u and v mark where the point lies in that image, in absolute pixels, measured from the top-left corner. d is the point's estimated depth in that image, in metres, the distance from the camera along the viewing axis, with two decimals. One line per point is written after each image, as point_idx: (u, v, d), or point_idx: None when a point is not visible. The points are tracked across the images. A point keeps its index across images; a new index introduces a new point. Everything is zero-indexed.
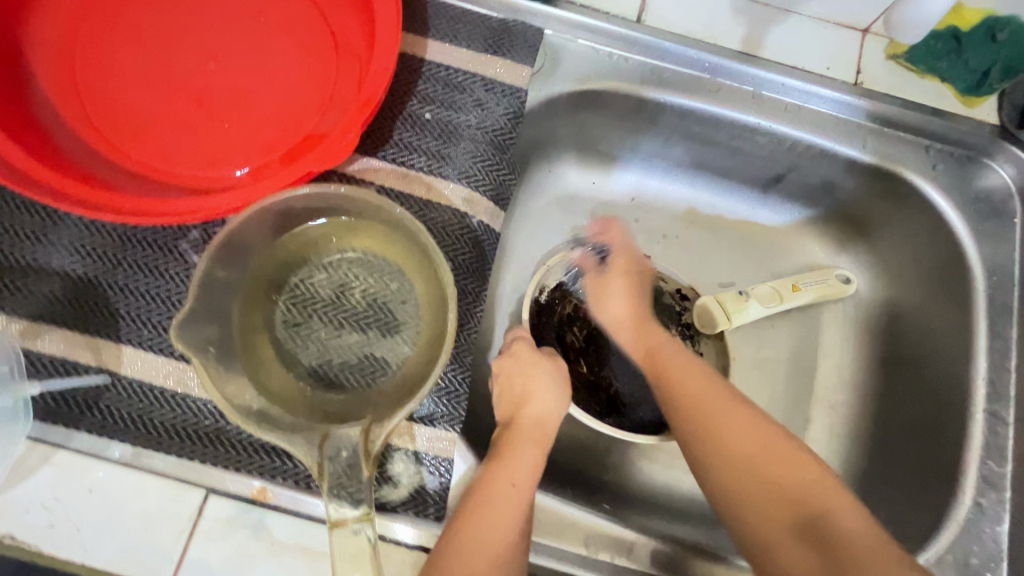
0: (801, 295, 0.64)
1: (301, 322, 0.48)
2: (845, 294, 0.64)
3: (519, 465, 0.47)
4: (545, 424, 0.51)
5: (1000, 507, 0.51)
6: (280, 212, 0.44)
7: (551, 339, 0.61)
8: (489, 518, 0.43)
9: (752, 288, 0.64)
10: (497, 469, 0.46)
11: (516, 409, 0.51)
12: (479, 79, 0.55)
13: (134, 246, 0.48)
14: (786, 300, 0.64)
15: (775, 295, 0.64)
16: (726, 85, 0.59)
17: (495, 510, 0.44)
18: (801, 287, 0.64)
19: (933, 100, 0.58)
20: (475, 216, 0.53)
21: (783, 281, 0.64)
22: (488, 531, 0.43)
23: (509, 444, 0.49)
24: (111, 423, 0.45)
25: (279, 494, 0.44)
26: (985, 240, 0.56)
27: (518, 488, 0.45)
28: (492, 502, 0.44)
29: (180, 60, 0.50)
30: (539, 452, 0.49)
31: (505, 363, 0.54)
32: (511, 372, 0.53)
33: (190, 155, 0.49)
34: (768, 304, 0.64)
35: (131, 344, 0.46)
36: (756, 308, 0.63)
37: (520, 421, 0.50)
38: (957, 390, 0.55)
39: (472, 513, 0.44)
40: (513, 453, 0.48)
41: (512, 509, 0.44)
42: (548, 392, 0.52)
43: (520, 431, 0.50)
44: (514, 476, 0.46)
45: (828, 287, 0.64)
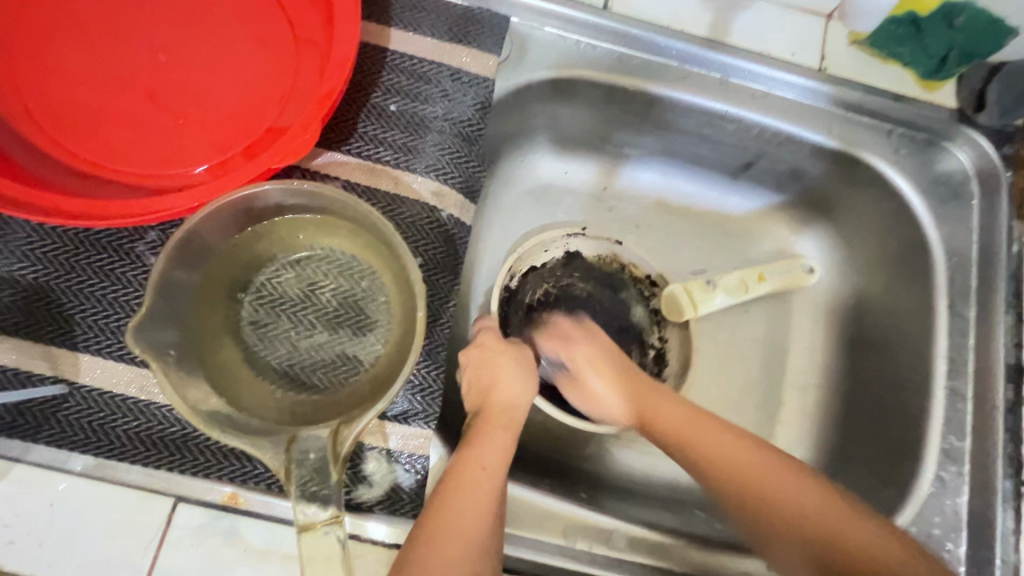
0: (765, 285, 0.66)
1: (268, 323, 0.47)
2: (805, 285, 0.66)
3: (487, 449, 0.46)
4: (516, 409, 0.51)
5: (960, 479, 0.53)
6: (241, 211, 0.43)
7: (517, 323, 0.63)
8: (464, 503, 0.42)
9: (719, 279, 0.65)
10: (467, 456, 0.46)
11: (484, 397, 0.51)
12: (446, 70, 0.54)
13: (87, 249, 0.46)
14: (752, 291, 0.65)
15: (742, 286, 0.65)
16: (694, 73, 0.59)
17: (468, 495, 0.43)
18: (767, 277, 0.66)
19: (894, 84, 0.59)
20: (445, 210, 0.52)
21: (749, 271, 0.66)
22: (466, 516, 0.42)
23: (478, 432, 0.48)
24: (70, 434, 0.43)
25: (251, 499, 0.43)
26: (943, 222, 0.58)
27: (490, 472, 0.45)
28: (465, 488, 0.43)
29: (127, 54, 0.48)
30: (509, 437, 0.48)
31: (472, 351, 0.54)
32: (479, 362, 0.53)
33: (142, 153, 0.47)
34: (735, 295, 0.65)
35: (89, 352, 0.44)
36: (722, 299, 0.65)
37: (489, 410, 0.50)
38: (920, 369, 0.57)
39: (445, 499, 0.42)
40: (481, 440, 0.47)
41: (486, 493, 0.43)
42: (515, 378, 0.52)
43: (490, 418, 0.50)
44: (485, 460, 0.45)
45: (790, 277, 0.65)
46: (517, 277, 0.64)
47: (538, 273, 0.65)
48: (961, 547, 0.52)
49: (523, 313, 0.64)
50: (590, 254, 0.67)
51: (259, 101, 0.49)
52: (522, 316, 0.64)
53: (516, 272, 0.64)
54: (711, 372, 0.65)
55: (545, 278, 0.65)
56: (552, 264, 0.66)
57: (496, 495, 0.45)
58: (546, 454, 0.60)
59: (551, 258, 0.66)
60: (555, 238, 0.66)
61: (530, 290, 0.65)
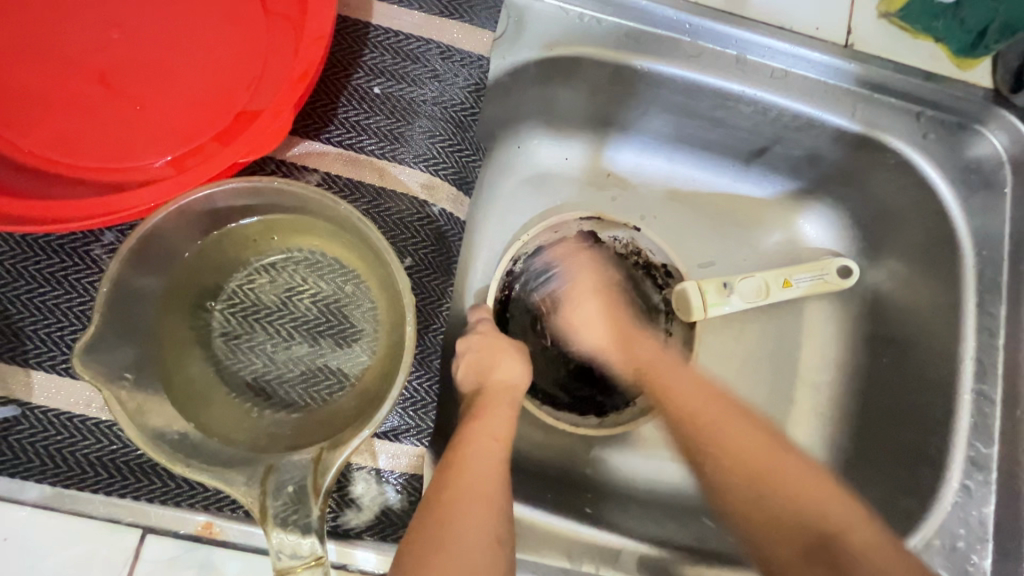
0: (789, 292, 0.61)
1: (242, 334, 0.42)
2: (843, 288, 0.61)
3: (495, 423, 0.44)
4: (518, 390, 0.49)
5: (986, 488, 0.50)
6: (207, 212, 0.38)
7: (519, 311, 0.60)
8: (478, 470, 0.40)
9: (737, 283, 0.60)
10: (474, 428, 0.44)
11: (484, 379, 0.48)
12: (435, 47, 0.49)
13: (35, 253, 0.41)
14: (771, 297, 0.61)
15: (763, 291, 0.61)
16: (708, 49, 0.53)
17: (482, 463, 0.41)
18: (793, 282, 0.61)
19: (925, 62, 0.54)
20: (437, 205, 0.47)
21: (773, 276, 0.61)
22: (482, 482, 0.40)
23: (482, 408, 0.46)
24: (24, 462, 0.39)
25: (227, 528, 0.40)
26: (975, 212, 0.53)
27: (501, 443, 0.43)
28: (477, 458, 0.41)
29: (74, 30, 0.42)
30: (513, 412, 0.46)
31: (474, 338, 0.51)
32: (480, 349, 0.50)
33: (93, 144, 0.42)
34: (752, 300, 0.61)
35: (43, 370, 0.40)
36: (736, 304, 0.60)
37: (492, 389, 0.48)
38: (945, 370, 0.53)
39: (457, 469, 0.40)
40: (487, 414, 0.45)
41: (499, 462, 0.42)
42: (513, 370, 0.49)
43: (493, 396, 0.47)
44: (494, 432, 0.44)
45: (820, 283, 0.61)
46: (522, 259, 0.60)
47: (545, 255, 0.61)
48: (987, 560, 0.49)
49: (526, 301, 0.60)
50: (604, 236, 0.62)
51: (224, 82, 0.43)
52: (524, 300, 0.60)
53: (521, 256, 0.60)
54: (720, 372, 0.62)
55: (554, 260, 0.61)
56: (561, 246, 0.61)
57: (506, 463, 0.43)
58: (548, 463, 0.57)
59: (561, 240, 0.61)
60: (565, 221, 0.60)
61: (537, 273, 0.61)
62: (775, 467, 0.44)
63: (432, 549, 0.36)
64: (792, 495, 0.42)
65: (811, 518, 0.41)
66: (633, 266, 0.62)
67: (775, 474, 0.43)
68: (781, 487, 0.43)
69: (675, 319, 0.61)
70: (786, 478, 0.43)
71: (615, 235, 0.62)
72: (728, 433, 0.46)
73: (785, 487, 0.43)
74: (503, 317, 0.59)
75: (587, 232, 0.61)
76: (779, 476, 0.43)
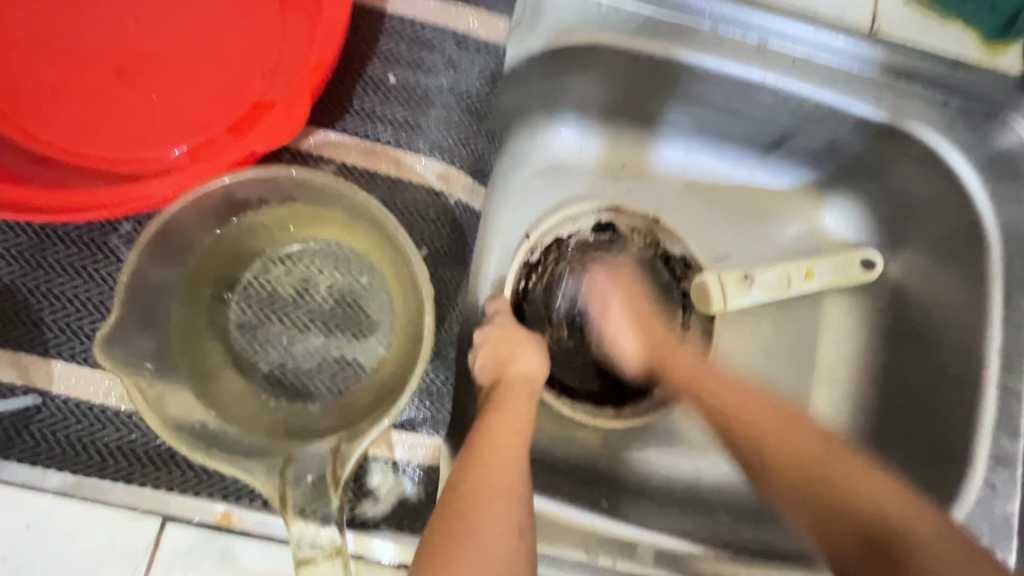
0: (811, 284, 0.60)
1: (258, 325, 0.42)
2: (864, 282, 0.61)
3: (512, 414, 0.44)
4: (535, 381, 0.48)
5: (1012, 485, 0.49)
6: (223, 202, 0.38)
7: (536, 302, 0.60)
8: (498, 458, 0.40)
9: (758, 275, 0.60)
10: (493, 418, 0.44)
11: (502, 370, 0.48)
12: (451, 35, 0.48)
13: (55, 243, 0.41)
14: (793, 289, 0.60)
15: (784, 283, 0.60)
16: (728, 37, 0.52)
17: (502, 451, 0.41)
18: (815, 274, 0.60)
19: (953, 49, 0.53)
20: (452, 195, 0.47)
21: (795, 268, 0.60)
22: (502, 469, 0.40)
23: (500, 399, 0.46)
24: (45, 449, 0.39)
25: (245, 518, 0.40)
26: (1002, 201, 0.52)
27: (520, 433, 0.43)
28: (497, 446, 0.41)
29: (90, 21, 0.42)
30: (530, 404, 0.46)
31: (493, 329, 0.51)
32: (497, 339, 0.50)
33: (109, 134, 0.42)
34: (772, 293, 0.60)
35: (62, 359, 0.40)
36: (757, 296, 0.60)
37: (509, 380, 0.47)
38: (969, 365, 0.52)
39: (477, 457, 0.40)
40: (505, 404, 0.45)
41: (518, 451, 0.42)
42: (530, 359, 0.49)
43: (510, 387, 0.47)
44: (513, 423, 0.43)
45: (844, 275, 0.60)
46: (540, 250, 0.60)
47: (563, 245, 0.61)
48: (1011, 557, 0.48)
49: (544, 292, 0.60)
50: (623, 227, 0.62)
51: (240, 71, 0.43)
52: (541, 293, 0.60)
53: (539, 246, 0.60)
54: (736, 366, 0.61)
55: (572, 250, 0.61)
56: (580, 237, 0.61)
57: (526, 453, 0.42)
58: (564, 455, 0.57)
59: (579, 231, 0.61)
60: (584, 211, 0.61)
61: (556, 264, 0.61)
62: (783, 439, 0.45)
63: (453, 534, 0.36)
64: (793, 462, 0.43)
65: (820, 478, 0.42)
66: (651, 257, 0.62)
67: (771, 436, 0.45)
68: (778, 451, 0.44)
69: (694, 312, 0.61)
70: (802, 448, 0.44)
71: (633, 225, 0.62)
72: (721, 392, 0.49)
73: (783, 463, 0.44)
74: (522, 309, 0.59)
75: (605, 222, 0.62)
76: (783, 447, 0.44)
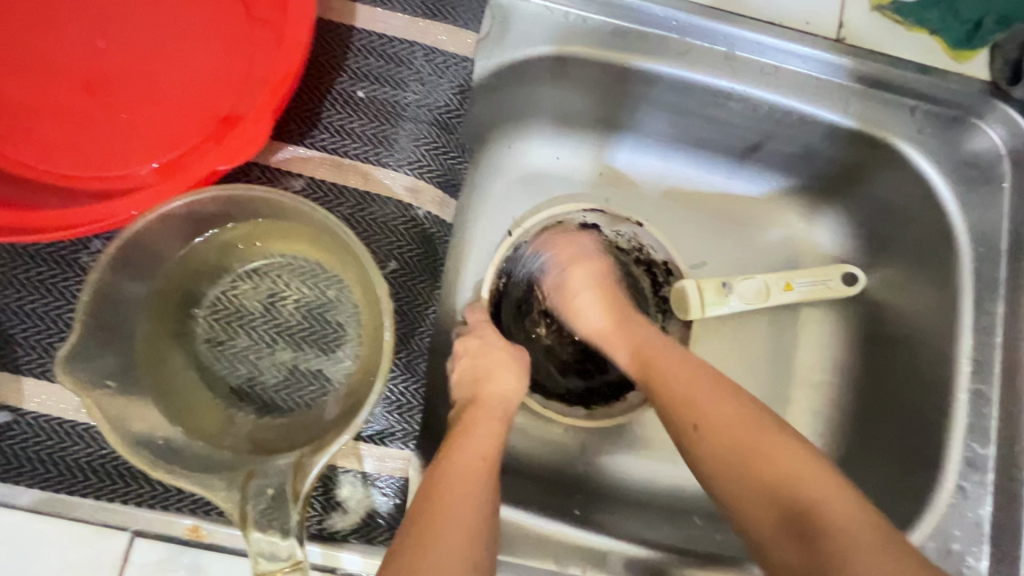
0: (789, 296, 0.60)
1: (226, 339, 0.43)
2: (847, 296, 0.60)
3: (483, 437, 0.44)
4: (510, 402, 0.49)
5: (983, 489, 0.49)
6: (188, 220, 0.39)
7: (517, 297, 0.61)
8: (460, 483, 0.40)
9: (737, 283, 0.60)
10: (462, 441, 0.44)
11: (477, 388, 0.49)
12: (419, 49, 0.49)
13: (25, 261, 0.42)
14: (772, 300, 0.60)
15: (762, 293, 0.60)
16: (696, 46, 0.53)
17: (466, 475, 0.41)
18: (794, 287, 0.60)
19: (920, 55, 0.53)
20: (422, 208, 0.47)
21: (775, 279, 0.60)
22: (462, 494, 0.40)
23: (471, 420, 0.46)
24: (13, 466, 0.39)
25: (214, 532, 0.41)
26: (972, 207, 0.52)
27: (487, 458, 0.43)
28: (462, 470, 0.41)
29: (62, 42, 0.43)
30: (502, 425, 0.47)
31: (473, 344, 0.52)
32: (477, 355, 0.51)
33: (78, 153, 0.42)
34: (751, 302, 0.60)
35: (33, 375, 0.40)
36: (736, 304, 0.60)
37: (484, 399, 0.48)
38: (940, 369, 0.52)
39: (439, 481, 0.40)
40: (476, 426, 0.45)
41: (483, 475, 0.41)
42: (509, 370, 0.51)
43: (483, 406, 0.48)
44: (481, 447, 0.44)
45: (822, 289, 0.60)
46: (524, 248, 0.61)
47: (548, 245, 0.62)
48: (984, 562, 0.48)
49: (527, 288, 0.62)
50: (608, 230, 0.63)
51: (209, 87, 0.43)
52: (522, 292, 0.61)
53: (524, 246, 0.61)
54: (715, 371, 0.61)
55: None
56: (564, 238, 0.62)
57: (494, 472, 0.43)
58: (541, 462, 0.57)
59: (564, 231, 0.62)
60: (570, 212, 0.62)
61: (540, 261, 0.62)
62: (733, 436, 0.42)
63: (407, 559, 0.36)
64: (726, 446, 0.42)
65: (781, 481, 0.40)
66: (634, 263, 0.63)
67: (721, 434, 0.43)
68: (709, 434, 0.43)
69: (672, 317, 0.62)
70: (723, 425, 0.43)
71: (618, 229, 0.63)
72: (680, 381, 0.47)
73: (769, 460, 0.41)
74: (503, 303, 0.61)
75: (590, 224, 0.63)
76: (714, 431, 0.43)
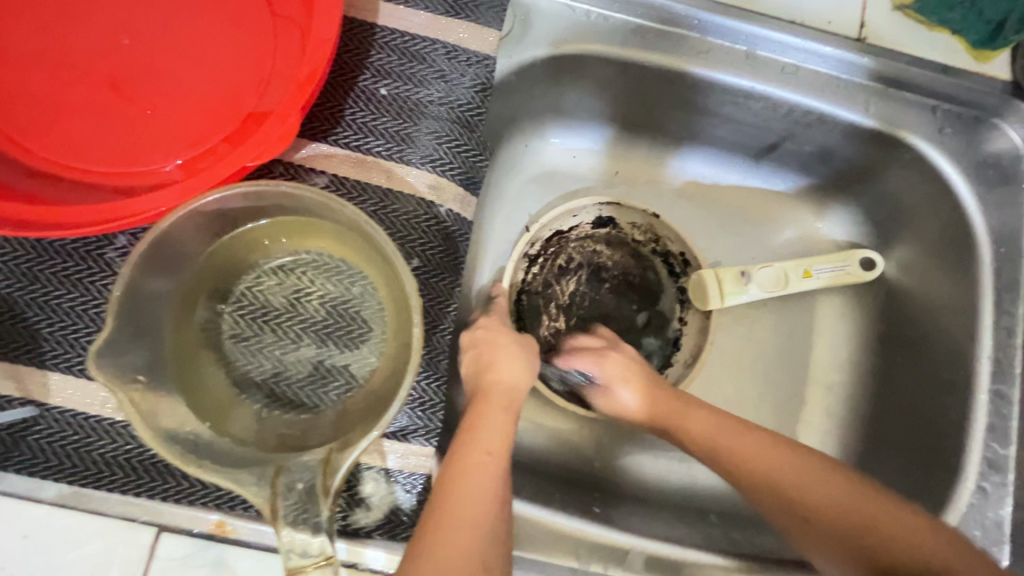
0: (809, 282, 0.60)
1: (252, 335, 0.43)
2: (863, 280, 0.60)
3: (490, 433, 0.42)
4: (517, 392, 0.46)
5: (1003, 489, 0.49)
6: (216, 215, 0.39)
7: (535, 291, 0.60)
8: (467, 493, 0.38)
9: (755, 271, 0.60)
10: (466, 440, 0.41)
11: (480, 377, 0.46)
12: (441, 47, 0.49)
13: (51, 257, 0.42)
14: (790, 287, 0.61)
15: (781, 280, 0.60)
16: (718, 46, 0.53)
17: (472, 482, 0.39)
18: (813, 273, 0.60)
19: (941, 55, 0.53)
20: (443, 205, 0.47)
21: (793, 266, 0.61)
22: (468, 504, 0.38)
23: (476, 415, 0.43)
24: (40, 461, 0.40)
25: (239, 527, 0.41)
26: (992, 207, 0.52)
27: (493, 457, 0.41)
28: (468, 481, 0.39)
29: (88, 39, 0.43)
30: (509, 417, 0.44)
31: (478, 334, 0.50)
32: (481, 345, 0.48)
33: (103, 149, 0.42)
34: (770, 289, 0.61)
35: (59, 370, 0.41)
36: (754, 292, 0.60)
37: (488, 391, 0.45)
38: (961, 370, 0.52)
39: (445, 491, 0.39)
40: (480, 422, 0.43)
41: (490, 479, 0.40)
42: (513, 359, 0.48)
43: (489, 399, 0.44)
44: (485, 445, 0.41)
45: (842, 274, 0.60)
46: (539, 243, 0.61)
47: (564, 237, 0.61)
48: (1003, 562, 0.48)
49: (543, 283, 0.60)
50: (623, 222, 0.62)
51: (233, 84, 0.43)
52: (539, 286, 0.60)
53: (538, 240, 0.61)
54: (731, 370, 0.61)
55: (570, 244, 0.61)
56: (579, 230, 0.62)
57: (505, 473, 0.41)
58: (558, 460, 0.57)
59: (579, 224, 0.62)
60: (585, 205, 0.61)
61: (556, 255, 0.61)
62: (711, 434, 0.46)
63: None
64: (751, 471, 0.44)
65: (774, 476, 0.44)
66: (650, 254, 0.62)
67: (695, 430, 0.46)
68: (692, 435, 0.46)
69: (691, 308, 0.61)
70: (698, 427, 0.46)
71: (633, 221, 0.62)
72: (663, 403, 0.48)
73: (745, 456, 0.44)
74: (518, 299, 0.60)
75: (605, 217, 0.62)
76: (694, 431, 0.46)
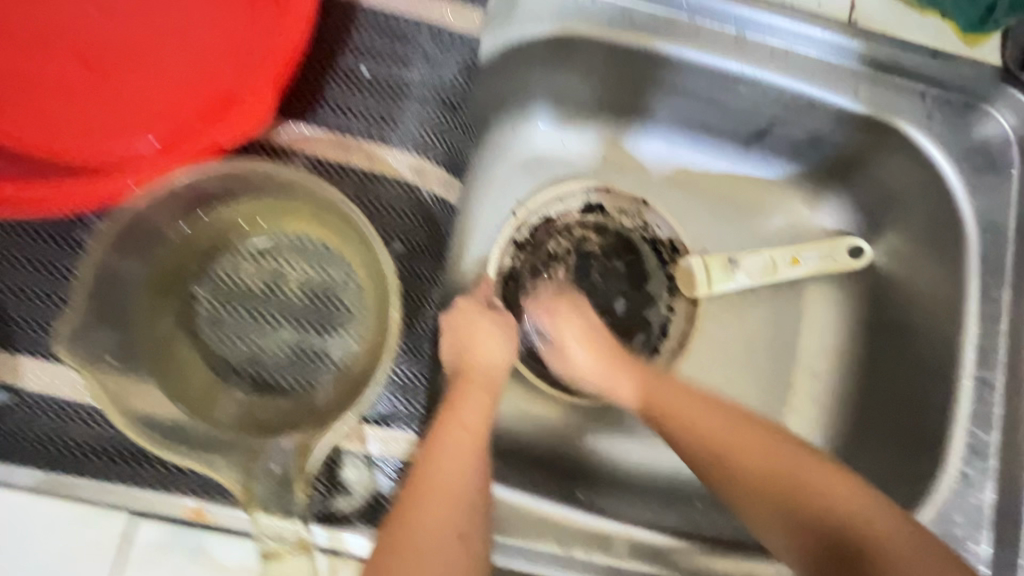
0: (796, 270, 0.61)
1: (227, 319, 0.42)
2: (852, 269, 0.61)
3: (471, 410, 0.43)
4: (497, 373, 0.47)
5: (985, 475, 0.49)
6: (189, 197, 0.38)
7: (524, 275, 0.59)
8: (445, 470, 0.38)
9: (743, 258, 0.61)
10: (446, 416, 0.42)
11: (462, 359, 0.46)
12: (424, 26, 0.48)
13: (23, 240, 0.41)
14: (778, 275, 0.61)
15: (769, 268, 0.61)
16: (706, 28, 0.52)
17: (449, 455, 0.39)
18: (801, 259, 0.61)
19: (931, 39, 0.52)
20: (427, 189, 0.46)
21: (781, 253, 0.61)
22: (444, 478, 0.38)
23: (456, 394, 0.44)
24: (13, 447, 0.39)
25: (218, 513, 0.40)
26: (980, 192, 0.52)
27: (472, 433, 0.41)
28: (448, 456, 0.39)
29: (59, 14, 0.42)
30: (488, 397, 0.44)
31: (456, 316, 0.48)
32: (458, 325, 0.47)
33: (74, 128, 0.41)
34: (758, 277, 0.61)
35: (30, 355, 0.40)
36: (742, 280, 0.61)
37: (471, 371, 0.46)
38: (947, 356, 0.52)
39: (421, 465, 0.39)
40: (462, 400, 0.43)
41: (467, 455, 0.40)
42: (496, 339, 0.48)
43: (471, 378, 0.45)
44: (465, 421, 0.42)
45: (829, 262, 0.61)
46: (527, 229, 0.60)
47: (550, 225, 0.61)
48: (984, 547, 0.48)
49: (531, 269, 0.60)
50: (611, 208, 0.62)
51: (209, 62, 0.42)
52: (527, 272, 0.60)
53: (525, 225, 0.60)
54: (719, 358, 0.61)
55: (557, 228, 0.61)
56: (567, 217, 0.61)
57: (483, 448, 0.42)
58: (543, 447, 0.57)
59: (568, 210, 0.61)
60: (573, 191, 0.61)
61: (544, 241, 0.60)
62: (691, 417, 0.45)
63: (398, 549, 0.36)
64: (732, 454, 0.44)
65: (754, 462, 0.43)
66: (640, 241, 0.62)
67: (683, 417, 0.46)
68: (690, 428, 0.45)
69: (678, 294, 0.61)
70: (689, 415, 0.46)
71: (621, 207, 0.62)
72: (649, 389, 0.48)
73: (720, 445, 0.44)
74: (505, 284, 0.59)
75: (594, 204, 0.62)
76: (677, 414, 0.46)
